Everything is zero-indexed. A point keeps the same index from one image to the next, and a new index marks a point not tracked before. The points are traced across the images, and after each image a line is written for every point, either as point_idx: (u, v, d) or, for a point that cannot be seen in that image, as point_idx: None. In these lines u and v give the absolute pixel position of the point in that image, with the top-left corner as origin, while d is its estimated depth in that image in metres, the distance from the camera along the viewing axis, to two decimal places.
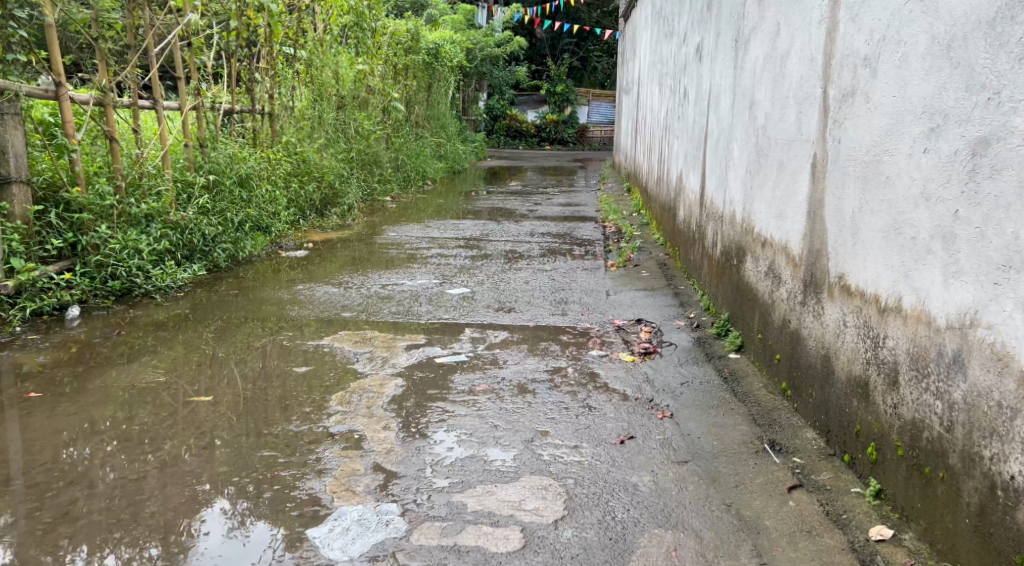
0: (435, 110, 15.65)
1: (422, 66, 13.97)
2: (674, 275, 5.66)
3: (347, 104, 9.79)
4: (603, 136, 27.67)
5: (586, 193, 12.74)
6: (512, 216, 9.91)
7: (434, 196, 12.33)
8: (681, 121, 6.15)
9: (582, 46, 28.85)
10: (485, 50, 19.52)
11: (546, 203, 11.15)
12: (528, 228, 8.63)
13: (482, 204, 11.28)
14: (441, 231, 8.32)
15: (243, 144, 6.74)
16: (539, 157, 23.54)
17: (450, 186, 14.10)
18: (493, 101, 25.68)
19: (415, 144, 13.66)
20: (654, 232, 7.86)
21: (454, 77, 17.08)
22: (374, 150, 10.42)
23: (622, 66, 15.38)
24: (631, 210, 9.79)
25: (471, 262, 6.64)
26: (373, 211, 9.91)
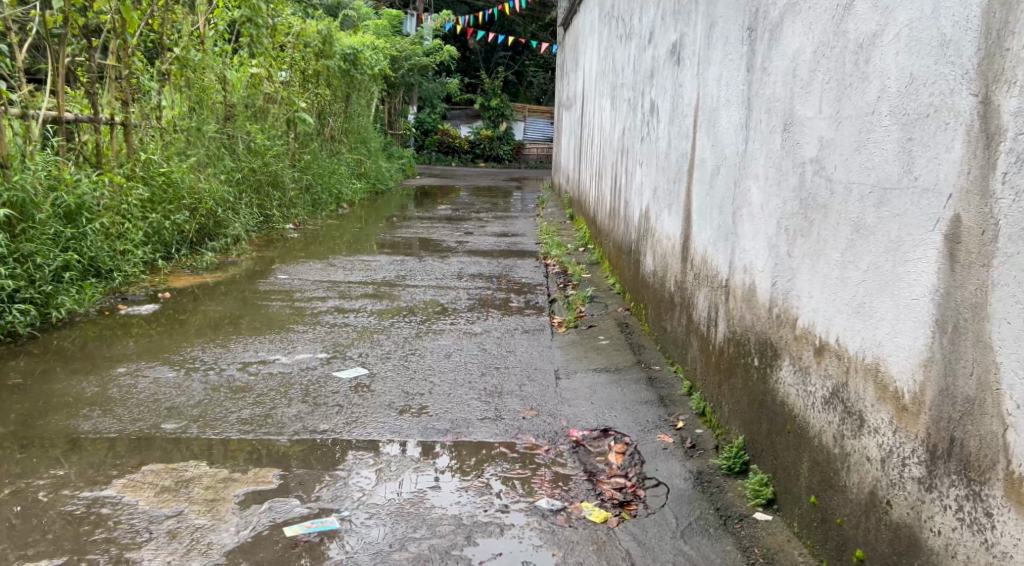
0: (356, 123, 14.22)
1: (337, 74, 12.56)
2: (644, 347, 4.28)
3: (236, 115, 8.62)
4: (539, 154, 26.47)
5: (523, 219, 11.40)
6: (436, 249, 8.51)
7: (349, 222, 10.89)
8: (646, 144, 4.80)
9: (518, 59, 27.69)
10: (413, 59, 18.14)
11: (476, 233, 9.79)
12: (455, 267, 7.21)
13: (402, 232, 9.87)
14: (347, 269, 6.89)
15: (66, 164, 5.67)
16: (471, 175, 22.21)
17: (369, 209, 12.66)
18: (423, 114, 24.47)
19: (329, 161, 12.23)
20: (607, 276, 6.50)
21: (377, 87, 15.66)
22: (274, 167, 8.98)
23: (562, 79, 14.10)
24: (575, 244, 8.46)
25: (375, 318, 5.22)
26: (269, 241, 8.44)
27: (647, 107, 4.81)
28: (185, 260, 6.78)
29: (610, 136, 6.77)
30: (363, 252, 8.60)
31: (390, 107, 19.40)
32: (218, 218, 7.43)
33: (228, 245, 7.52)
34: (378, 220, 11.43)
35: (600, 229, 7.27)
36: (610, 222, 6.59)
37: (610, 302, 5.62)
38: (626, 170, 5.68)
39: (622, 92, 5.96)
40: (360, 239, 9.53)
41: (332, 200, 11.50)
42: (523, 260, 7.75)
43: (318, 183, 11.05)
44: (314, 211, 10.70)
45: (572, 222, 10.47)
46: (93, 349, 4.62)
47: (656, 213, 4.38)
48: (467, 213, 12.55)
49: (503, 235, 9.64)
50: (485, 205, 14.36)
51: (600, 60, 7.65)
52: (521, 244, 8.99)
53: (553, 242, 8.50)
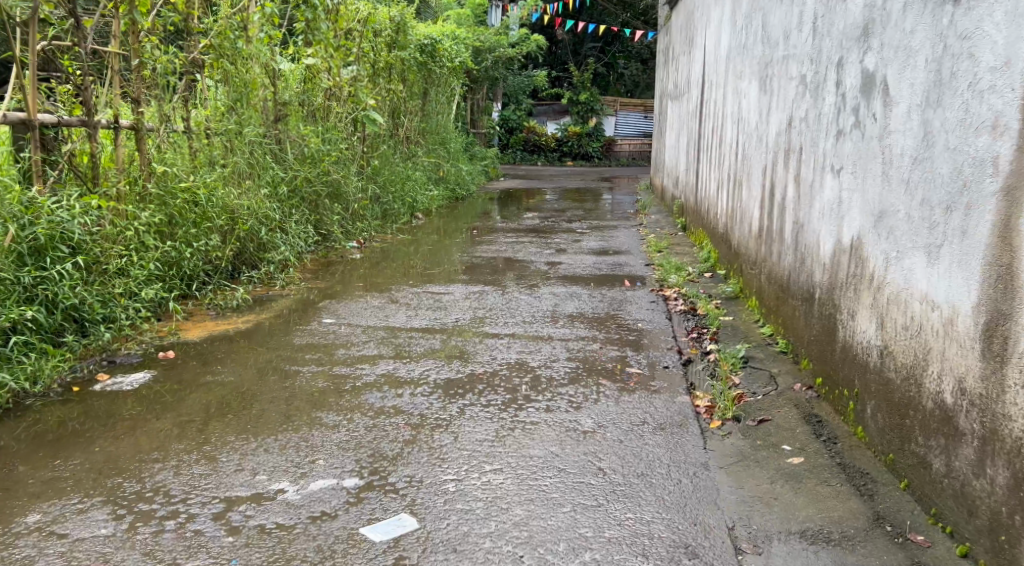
0: (433, 122, 12.72)
1: (412, 67, 11.05)
2: (875, 481, 2.63)
3: (289, 114, 7.14)
4: (632, 151, 24.60)
5: (625, 230, 9.73)
6: (524, 273, 6.92)
7: (423, 236, 9.38)
8: (847, 140, 3.26)
9: (608, 50, 25.94)
10: (497, 50, 16.56)
11: (571, 249, 8.16)
12: (549, 303, 5.59)
13: (483, 249, 8.32)
14: (412, 307, 5.33)
15: (32, 188, 4.28)
16: (559, 175, 20.58)
17: (446, 219, 11.14)
18: (508, 110, 22.88)
19: (401, 165, 10.74)
20: (759, 322, 4.81)
21: (458, 80, 14.14)
22: (333, 176, 7.50)
23: (668, 66, 12.38)
24: (699, 266, 6.75)
25: (441, 394, 3.63)
26: (324, 265, 6.95)
27: (850, 86, 3.28)
28: (208, 296, 5.13)
29: (756, 129, 5.20)
30: (435, 275, 7.04)
31: (473, 103, 17.86)
32: (262, 239, 5.88)
33: (264, 269, 5.90)
34: (456, 232, 9.91)
35: (739, 251, 5.67)
36: (758, 243, 5.01)
37: (775, 367, 3.95)
38: (795, 177, 4.14)
39: (786, 68, 4.39)
40: (433, 257, 8.02)
41: (404, 210, 10.01)
42: (635, 290, 6.09)
43: (386, 190, 9.59)
44: (382, 225, 9.22)
45: (686, 234, 8.74)
46: (27, 457, 3.10)
47: (877, 249, 2.86)
48: (558, 221, 10.95)
49: (603, 252, 7.99)
50: (577, 210, 12.71)
51: (738, 33, 6.06)
52: (628, 265, 7.33)
53: (670, 264, 6.81)
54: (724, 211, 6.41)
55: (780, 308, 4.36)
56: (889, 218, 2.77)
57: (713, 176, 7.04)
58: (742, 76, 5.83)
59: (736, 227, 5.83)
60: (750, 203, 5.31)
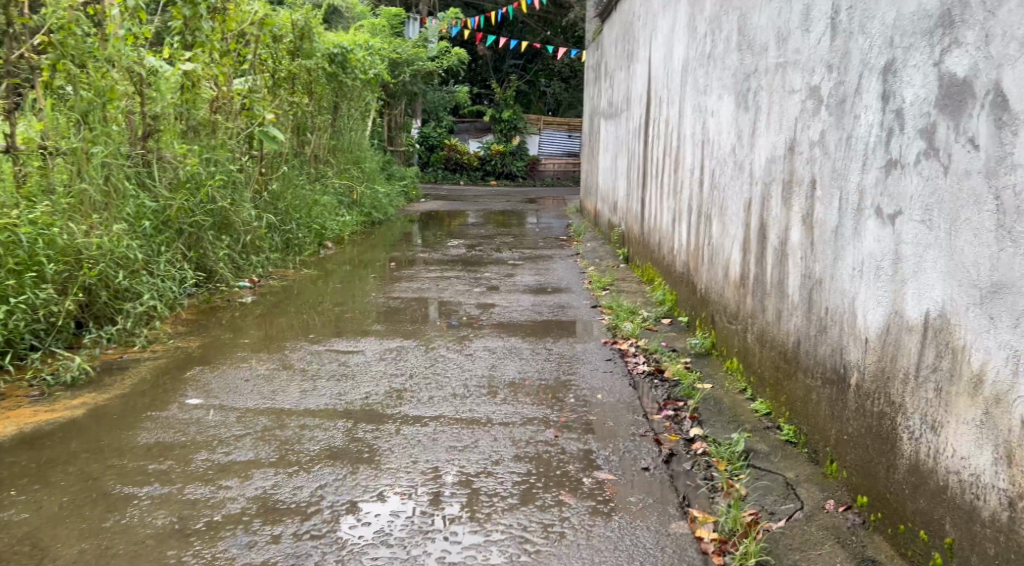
0: (345, 140, 11.59)
1: (319, 79, 9.94)
2: None
3: (163, 129, 6.02)
4: (556, 170, 23.79)
5: (560, 261, 8.78)
6: (451, 319, 5.86)
7: (333, 269, 8.26)
8: (908, 175, 2.37)
9: (530, 68, 25.19)
10: (416, 63, 15.52)
11: (503, 286, 7.17)
12: (485, 364, 4.58)
13: (403, 284, 7.27)
14: (311, 377, 4.23)
15: None
16: (482, 195, 19.63)
17: (361, 247, 10.02)
18: (428, 128, 21.92)
19: (308, 189, 9.57)
20: (746, 393, 3.89)
21: (373, 94, 13.04)
22: (220, 204, 6.32)
23: (599, 83, 11.60)
24: (654, 310, 5.83)
25: (342, 537, 2.57)
26: (205, 311, 5.82)
27: (907, 101, 2.39)
28: (35, 369, 3.95)
29: (732, 153, 4.31)
30: (346, 320, 5.96)
31: (389, 119, 16.74)
32: (120, 285, 4.76)
33: (119, 322, 4.72)
34: (372, 264, 8.82)
35: (708, 297, 4.77)
36: (739, 292, 4.10)
37: (789, 469, 3.02)
38: (802, 216, 3.24)
39: (782, 78, 3.49)
40: (344, 296, 6.93)
41: (310, 239, 8.85)
42: (585, 343, 5.14)
43: (286, 218, 8.44)
44: (282, 258, 8.06)
45: (630, 267, 7.86)
46: None
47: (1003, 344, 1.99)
48: (486, 249, 9.97)
49: (541, 290, 7.03)
50: (505, 235, 11.73)
51: (699, 40, 5.18)
52: (571, 306, 6.38)
53: (622, 308, 5.87)
54: (683, 246, 5.51)
55: (780, 381, 3.45)
56: (1018, 294, 1.96)
57: (667, 204, 6.17)
58: (708, 89, 4.93)
59: (702, 268, 4.94)
60: (726, 241, 4.42)
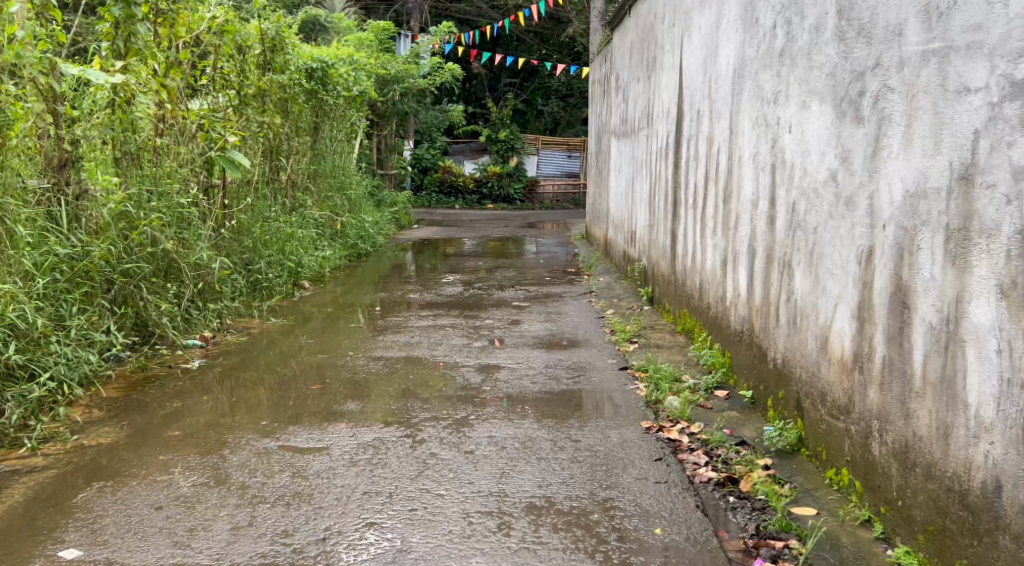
0: (326, 165, 10.42)
1: (294, 96, 8.88)
2: None
3: (88, 153, 5.08)
4: (556, 192, 22.66)
5: (573, 303, 7.61)
6: (446, 389, 4.67)
7: (308, 314, 7.08)
8: None
9: (527, 86, 24.15)
10: (406, 80, 14.45)
11: (509, 339, 5.99)
12: (493, 471, 3.40)
13: (388, 335, 6.09)
14: (248, 506, 3.05)
15: None
16: (479, 220, 18.49)
17: (343, 285, 8.83)
18: (420, 150, 20.91)
19: (282, 220, 8.38)
20: (871, 528, 2.70)
21: (359, 113, 11.94)
22: (162, 244, 5.40)
23: (609, 97, 10.50)
24: (704, 376, 4.66)
25: None
26: (139, 384, 4.73)
27: None
28: None
29: (832, 179, 3.17)
30: (313, 387, 4.77)
31: (379, 141, 15.62)
32: (8, 359, 3.91)
33: (5, 413, 3.79)
34: (355, 307, 7.65)
35: (790, 372, 3.59)
36: (854, 376, 2.93)
37: None
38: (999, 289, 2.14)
39: (937, 70, 2.39)
40: (317, 349, 5.75)
41: (284, 279, 7.67)
42: (621, 428, 3.96)
43: (253, 256, 7.28)
44: (246, 301, 6.83)
45: (658, 313, 6.70)
46: None
47: None
48: (486, 286, 8.79)
49: (555, 343, 5.85)
50: (505, 267, 10.57)
51: (763, 36, 4.05)
52: (593, 367, 5.20)
53: (661, 375, 4.70)
54: (742, 297, 4.35)
55: (952, 535, 2.30)
56: None
57: (713, 241, 5.01)
58: (778, 99, 3.80)
59: (777, 330, 3.77)
60: (820, 299, 3.26)
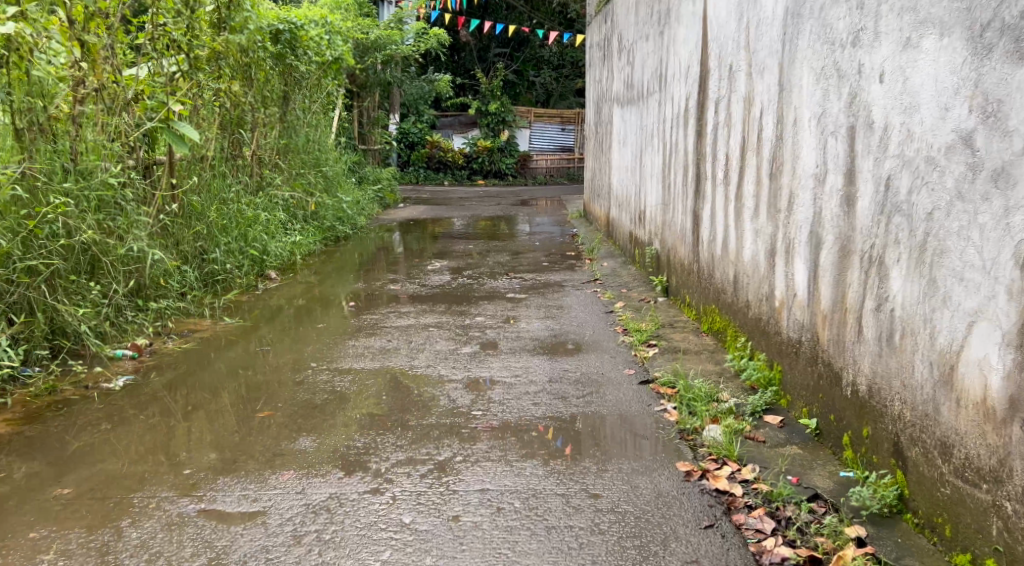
0: (298, 139, 9.42)
1: (261, 62, 7.87)
2: None
3: None
4: (549, 167, 21.67)
5: (575, 294, 6.69)
6: (427, 413, 3.75)
7: (272, 310, 6.16)
8: None
9: (517, 56, 23.07)
10: (388, 48, 13.45)
11: (503, 342, 5.06)
12: (485, 554, 2.51)
13: (361, 336, 5.17)
14: None
15: None
16: (469, 197, 17.53)
17: (317, 275, 7.88)
18: (407, 123, 19.78)
19: (243, 201, 7.41)
20: None
21: (337, 81, 10.90)
22: (79, 236, 4.46)
23: (611, 60, 9.53)
24: (748, 396, 3.76)
25: None
26: (43, 412, 3.79)
27: None
28: None
29: (960, 143, 2.32)
30: (262, 409, 3.82)
31: (360, 113, 14.60)
32: None
33: None
34: (327, 300, 6.73)
35: (880, 404, 2.71)
36: (1016, 432, 2.12)
37: None
38: None
39: None
40: (275, 354, 4.81)
41: (246, 268, 6.72)
42: (652, 475, 3.05)
43: (207, 244, 6.32)
44: (197, 297, 5.88)
45: (677, 308, 5.79)
46: None
47: None
48: (476, 274, 7.88)
49: (558, 348, 4.94)
50: (498, 250, 9.65)
51: None
52: (607, 380, 4.29)
53: (695, 394, 3.78)
54: (799, 296, 3.47)
55: None
56: None
57: (753, 224, 4.12)
58: (857, 39, 2.90)
59: (852, 344, 2.93)
60: (927, 309, 2.43)
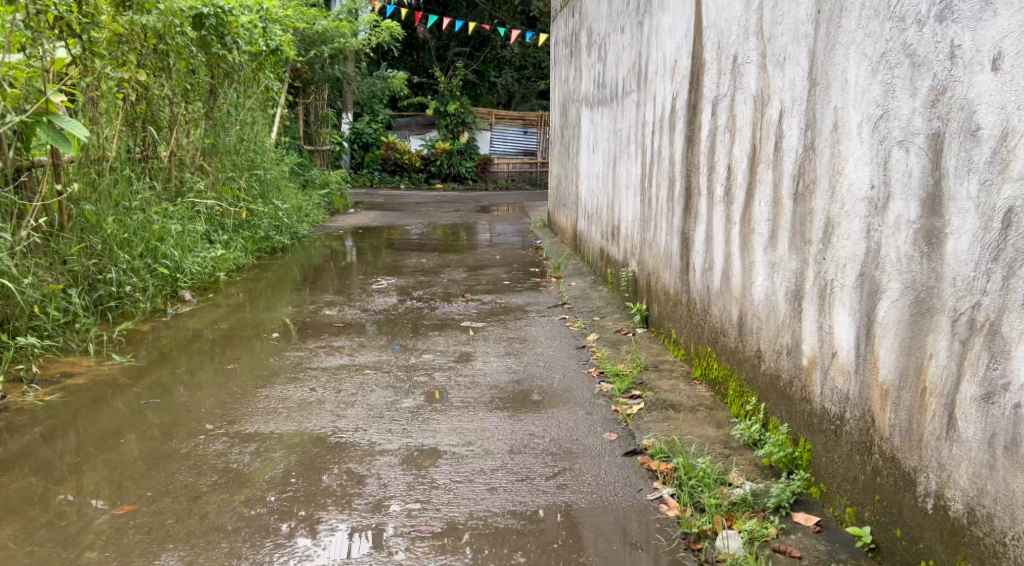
0: (216, 142, 8.59)
1: (167, 52, 7.15)
2: None
3: None
4: (510, 172, 20.81)
5: (540, 323, 5.83)
6: (346, 504, 2.85)
7: (180, 346, 5.22)
8: None
9: (478, 56, 22.18)
10: (337, 41, 12.49)
11: (454, 391, 4.18)
12: None
13: (279, 384, 4.25)
14: None
15: None
16: (426, 203, 16.60)
17: (244, 298, 6.93)
18: (361, 123, 19.01)
19: (153, 210, 6.68)
20: None
21: (271, 77, 10.14)
22: None
23: (580, 57, 8.69)
24: (767, 480, 2.92)
25: None
26: None
27: None
28: None
29: None
30: (118, 501, 2.94)
31: (306, 111, 13.64)
32: None
33: None
34: (252, 330, 5.79)
35: (997, 541, 1.98)
36: None
37: None
38: None
39: None
40: (167, 408, 3.89)
41: (152, 290, 5.97)
42: None
43: (102, 262, 5.56)
44: (86, 328, 4.98)
45: (663, 346, 4.95)
46: None
47: None
48: (428, 295, 6.98)
49: (522, 400, 4.07)
50: (454, 264, 8.74)
51: None
52: (585, 449, 3.42)
53: (700, 477, 2.92)
54: (843, 355, 2.63)
55: None
56: None
57: (768, 254, 3.29)
58: (950, 11, 2.10)
59: (936, 443, 2.15)
60: None
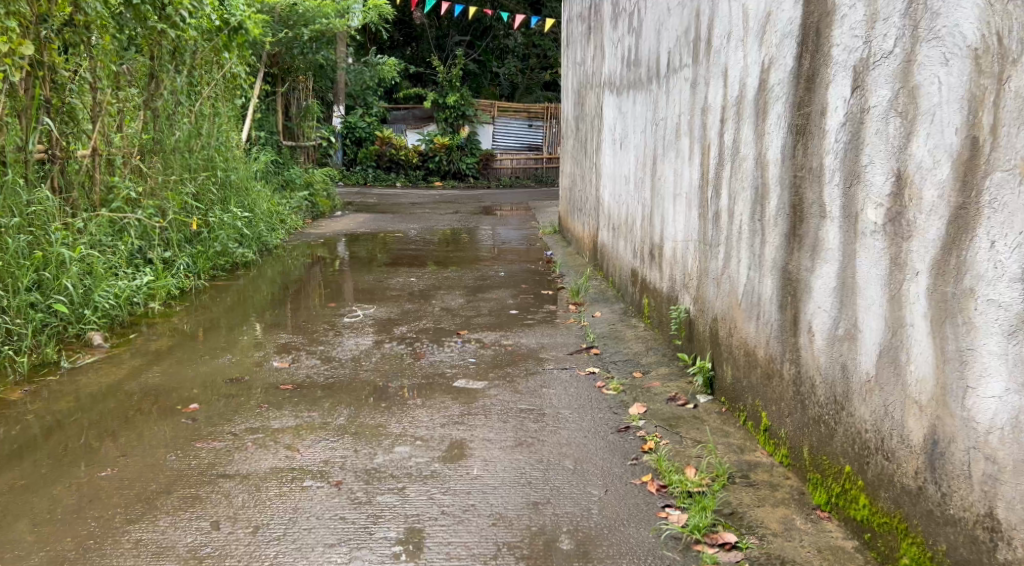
0: (157, 137, 6.92)
1: (71, 17, 5.52)
2: None
3: None
4: (515, 168, 19.26)
5: (561, 383, 4.33)
6: None
7: (41, 443, 3.63)
8: None
9: (480, 44, 20.63)
10: (318, 21, 10.92)
11: (437, 533, 2.71)
12: None
13: (162, 517, 2.85)
14: None
15: None
16: (422, 203, 15.00)
17: (174, 338, 5.34)
18: (353, 117, 17.48)
19: (58, 228, 5.26)
20: None
21: (237, 58, 8.49)
22: None
23: (603, 28, 7.11)
24: None
25: None
26: None
27: None
28: None
29: None
30: None
31: (285, 101, 11.98)
32: None
33: None
34: (166, 393, 4.19)
35: None
36: None
37: None
38: None
39: None
40: None
41: (46, 337, 4.72)
42: None
43: None
44: None
45: (747, 436, 3.40)
46: None
47: None
48: (414, 333, 5.41)
49: (538, 555, 2.59)
50: (449, 284, 7.17)
51: None
52: None
53: None
54: None
55: None
56: None
57: (1018, 343, 1.88)
58: None
59: None
60: None
